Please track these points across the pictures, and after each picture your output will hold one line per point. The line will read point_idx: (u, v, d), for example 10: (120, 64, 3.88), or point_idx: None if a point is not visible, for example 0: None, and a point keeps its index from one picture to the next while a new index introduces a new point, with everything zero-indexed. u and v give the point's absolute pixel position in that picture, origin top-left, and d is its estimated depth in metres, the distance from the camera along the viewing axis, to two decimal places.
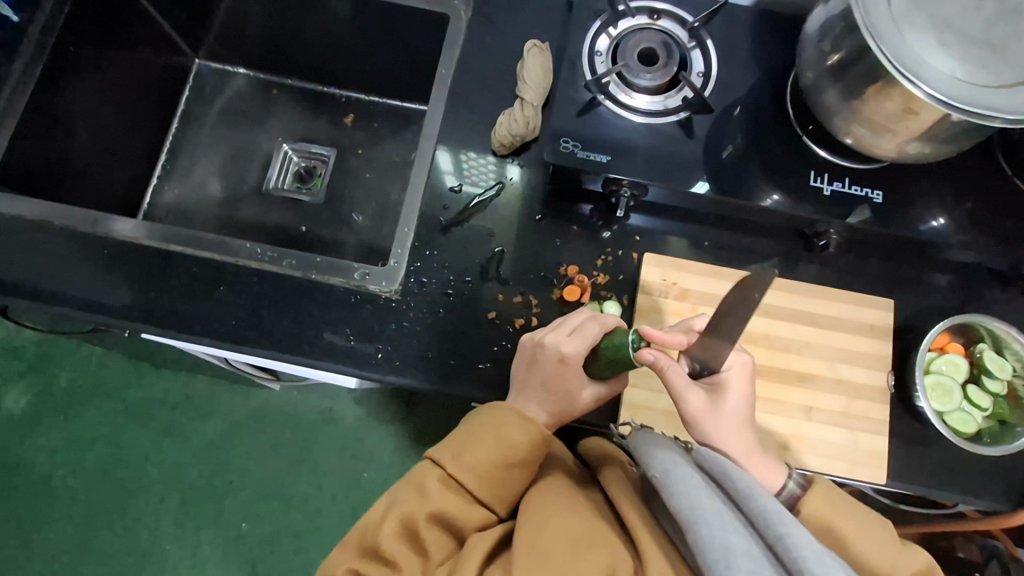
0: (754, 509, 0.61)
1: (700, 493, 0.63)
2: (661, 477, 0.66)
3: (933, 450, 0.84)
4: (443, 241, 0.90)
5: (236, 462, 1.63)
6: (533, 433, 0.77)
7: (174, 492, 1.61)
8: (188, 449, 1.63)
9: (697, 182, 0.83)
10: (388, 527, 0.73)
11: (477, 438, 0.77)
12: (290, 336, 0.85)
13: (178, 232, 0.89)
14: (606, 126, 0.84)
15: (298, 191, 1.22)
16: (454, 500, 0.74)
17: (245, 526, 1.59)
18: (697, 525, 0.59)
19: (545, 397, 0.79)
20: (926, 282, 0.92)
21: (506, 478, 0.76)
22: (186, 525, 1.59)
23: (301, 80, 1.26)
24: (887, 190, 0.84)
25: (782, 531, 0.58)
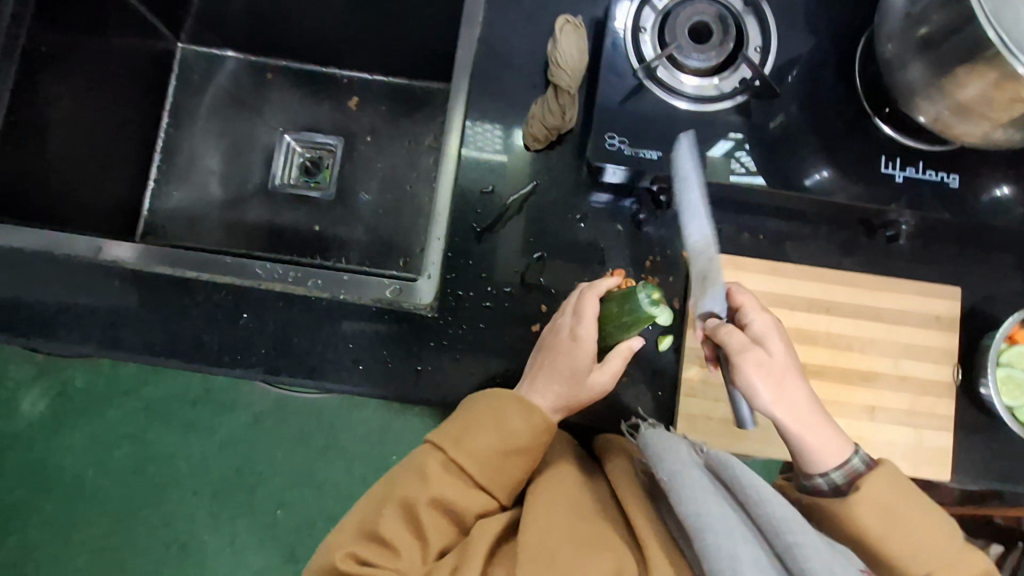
0: (762, 517, 0.58)
1: (708, 497, 0.59)
2: (668, 479, 0.63)
3: (997, 442, 0.82)
4: (477, 249, 0.83)
5: (263, 453, 1.54)
6: (535, 424, 0.72)
7: (207, 485, 1.54)
8: (214, 442, 1.55)
9: (715, 144, 0.76)
10: (387, 514, 0.69)
11: (475, 425, 0.72)
12: (325, 363, 0.81)
13: (187, 255, 0.78)
14: (654, 117, 0.76)
15: (307, 187, 1.13)
16: (455, 486, 0.70)
17: (279, 513, 1.53)
18: (704, 532, 0.56)
19: (560, 382, 0.74)
20: (996, 264, 0.86)
21: (507, 466, 0.71)
22: (222, 516, 1.53)
23: (297, 61, 1.14)
24: (964, 173, 0.77)
25: (791, 542, 0.55)
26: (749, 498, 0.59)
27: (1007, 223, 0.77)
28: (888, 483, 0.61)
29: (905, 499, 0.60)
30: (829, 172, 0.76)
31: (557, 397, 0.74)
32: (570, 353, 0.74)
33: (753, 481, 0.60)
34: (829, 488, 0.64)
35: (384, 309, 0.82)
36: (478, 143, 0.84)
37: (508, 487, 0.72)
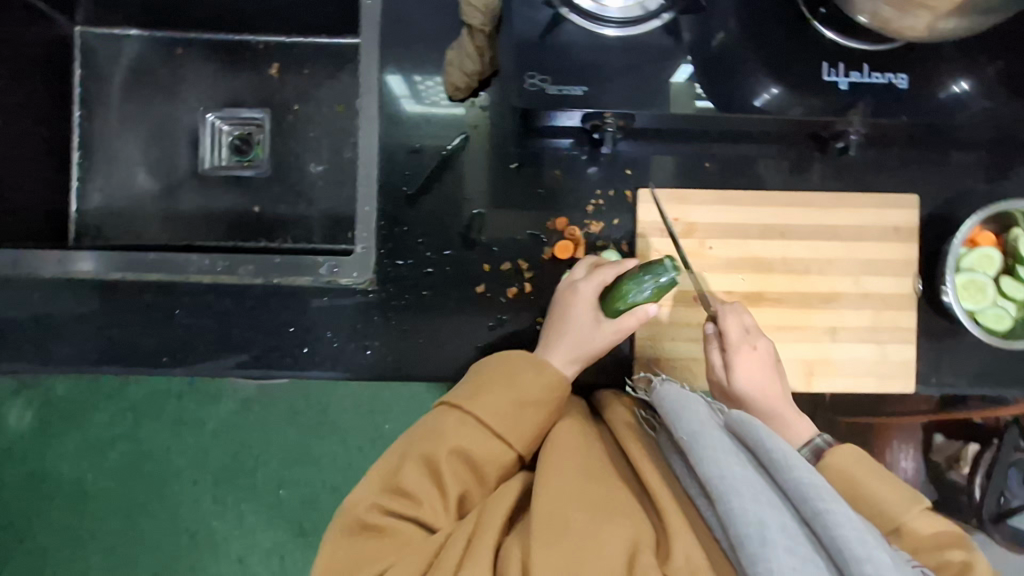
0: (789, 482, 0.56)
1: (733, 463, 0.58)
2: (690, 441, 0.61)
3: (961, 346, 0.81)
4: (410, 215, 0.79)
5: (258, 434, 1.48)
6: (555, 383, 0.72)
7: (206, 474, 1.48)
8: (209, 432, 1.48)
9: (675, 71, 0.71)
10: (407, 466, 0.67)
11: (493, 383, 0.71)
12: (269, 351, 0.79)
13: (112, 254, 0.74)
14: (575, 48, 0.69)
15: (240, 166, 1.07)
16: (473, 440, 0.68)
17: (282, 492, 1.48)
18: (729, 497, 0.56)
19: (560, 341, 0.74)
20: (953, 164, 0.83)
21: (524, 420, 0.70)
22: (227, 500, 1.48)
23: (207, 31, 1.06)
24: (914, 70, 0.71)
25: (821, 508, 0.54)
26: (776, 461, 0.57)
27: (965, 116, 0.73)
28: (847, 458, 0.67)
29: (868, 471, 0.66)
30: (777, 90, 0.71)
31: (567, 349, 0.73)
32: (581, 308, 0.73)
33: (777, 443, 0.59)
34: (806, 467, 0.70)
35: (323, 287, 0.78)
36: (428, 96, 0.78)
37: (530, 444, 0.72)
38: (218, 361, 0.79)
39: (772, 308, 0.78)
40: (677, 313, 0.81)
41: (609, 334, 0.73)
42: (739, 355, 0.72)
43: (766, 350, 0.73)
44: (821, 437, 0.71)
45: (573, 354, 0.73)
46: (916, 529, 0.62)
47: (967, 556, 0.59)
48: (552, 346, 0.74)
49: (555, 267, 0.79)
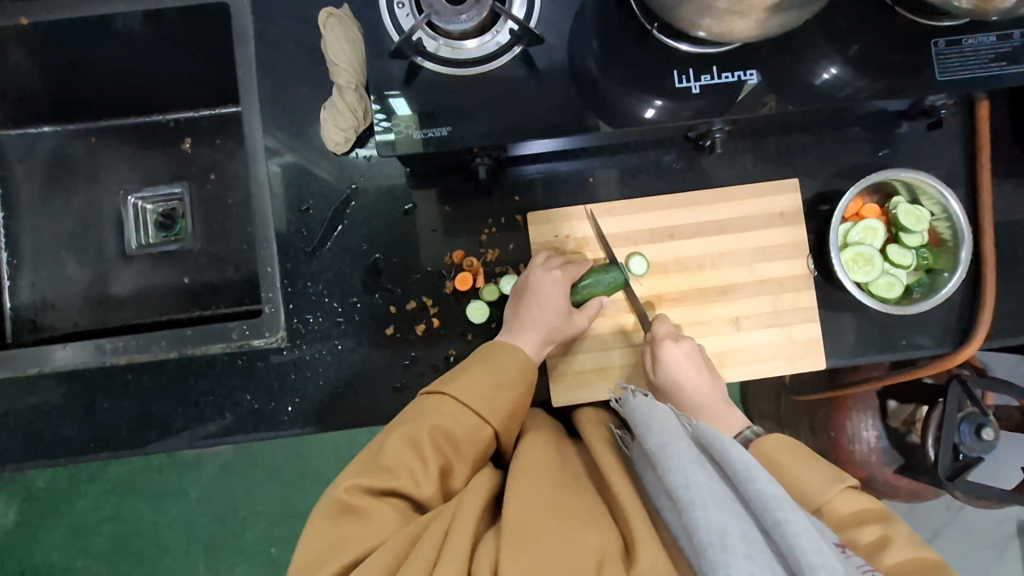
0: (751, 492, 0.55)
1: (697, 473, 0.56)
2: (658, 451, 0.60)
3: (868, 314, 0.83)
4: (311, 269, 0.82)
5: (240, 497, 1.48)
6: (528, 365, 0.73)
7: (195, 543, 1.48)
8: (191, 501, 1.48)
9: (550, 103, 0.74)
10: (390, 444, 0.65)
11: (475, 366, 0.71)
12: (192, 422, 0.81)
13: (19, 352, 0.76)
14: (435, 92, 0.73)
15: (166, 242, 1.10)
16: (457, 421, 0.68)
17: (274, 550, 1.47)
18: (693, 505, 0.53)
19: (539, 332, 0.76)
20: (829, 143, 0.86)
21: (506, 402, 0.70)
22: (220, 567, 1.48)
23: (118, 118, 1.10)
24: (761, 65, 0.75)
25: (781, 517, 0.52)
26: (739, 472, 0.56)
27: (821, 98, 0.76)
28: (778, 445, 0.68)
29: (796, 456, 0.66)
30: (662, 101, 0.75)
31: (542, 337, 0.75)
32: (550, 294, 0.76)
33: (741, 454, 0.57)
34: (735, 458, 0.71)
35: (235, 351, 0.80)
36: (318, 157, 0.83)
37: (509, 425, 0.71)
38: (141, 440, 0.81)
39: (673, 307, 0.81)
40: (614, 323, 0.82)
41: (578, 326, 0.78)
42: (666, 342, 0.75)
43: (695, 354, 0.76)
44: (750, 428, 0.72)
45: (550, 340, 0.76)
46: (834, 505, 0.63)
47: (885, 530, 0.60)
48: (524, 331, 0.75)
49: (459, 299, 0.82)
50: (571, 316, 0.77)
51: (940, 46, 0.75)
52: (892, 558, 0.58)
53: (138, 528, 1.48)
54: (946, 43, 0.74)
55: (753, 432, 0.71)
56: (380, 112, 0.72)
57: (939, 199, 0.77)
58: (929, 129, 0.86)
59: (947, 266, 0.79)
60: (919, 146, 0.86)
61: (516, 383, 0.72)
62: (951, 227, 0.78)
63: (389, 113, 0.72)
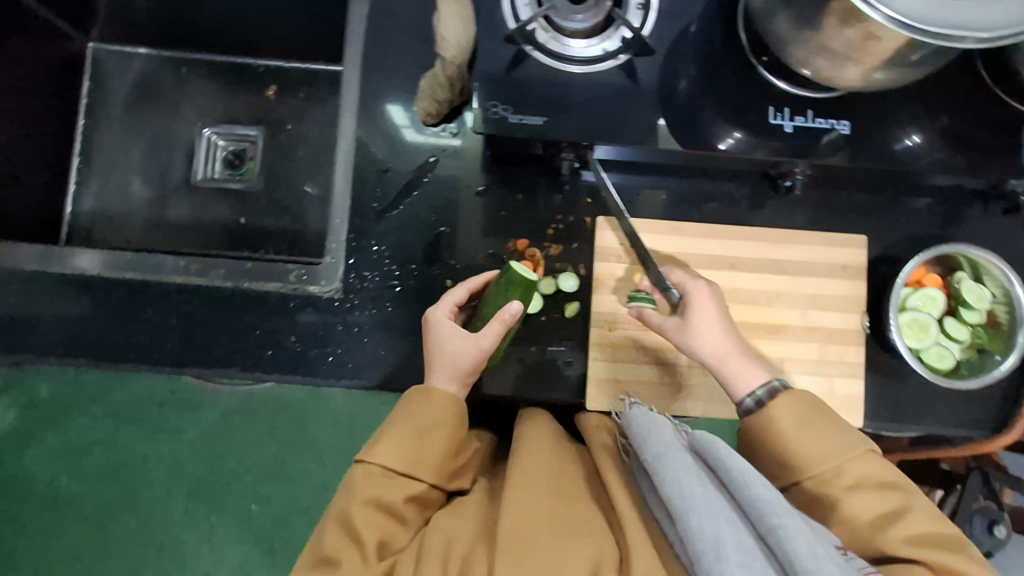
0: (747, 500, 0.57)
1: (694, 483, 0.58)
2: (653, 461, 0.61)
3: (909, 383, 0.83)
4: (378, 230, 0.83)
5: (235, 448, 1.48)
6: (447, 403, 0.73)
7: (180, 483, 1.47)
8: (185, 442, 1.48)
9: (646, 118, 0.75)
10: (327, 533, 0.65)
11: (393, 422, 0.71)
12: (232, 352, 0.82)
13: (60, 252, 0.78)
14: (536, 81, 0.75)
15: (230, 180, 1.13)
16: (384, 484, 0.67)
17: (255, 508, 1.47)
18: (688, 515, 0.56)
19: (443, 368, 0.74)
20: (900, 208, 0.87)
21: (431, 450, 0.70)
22: (198, 513, 1.47)
23: (210, 53, 1.13)
24: (854, 118, 0.76)
25: (776, 524, 0.55)
26: (735, 480, 0.59)
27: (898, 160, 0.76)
28: (800, 402, 0.68)
29: (812, 416, 0.67)
30: (743, 134, 0.76)
31: (443, 373, 0.74)
32: (449, 327, 0.75)
33: (737, 462, 0.59)
34: (757, 405, 0.70)
35: (289, 294, 0.81)
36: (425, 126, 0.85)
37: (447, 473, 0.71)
38: (179, 360, 0.82)
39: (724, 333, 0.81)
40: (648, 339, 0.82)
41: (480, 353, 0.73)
42: (696, 281, 0.75)
43: (714, 302, 0.74)
44: (781, 381, 0.71)
45: (453, 372, 0.74)
46: (849, 471, 0.64)
47: (906, 502, 0.63)
48: (434, 368, 0.75)
49: None
50: (471, 339, 0.74)
51: None
52: (909, 529, 0.61)
53: (128, 457, 1.48)
54: None
55: (782, 382, 0.70)
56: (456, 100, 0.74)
57: (1003, 283, 0.77)
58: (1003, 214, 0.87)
59: (1000, 350, 0.79)
60: (988, 229, 0.87)
61: (442, 428, 0.72)
62: (1009, 313, 0.78)
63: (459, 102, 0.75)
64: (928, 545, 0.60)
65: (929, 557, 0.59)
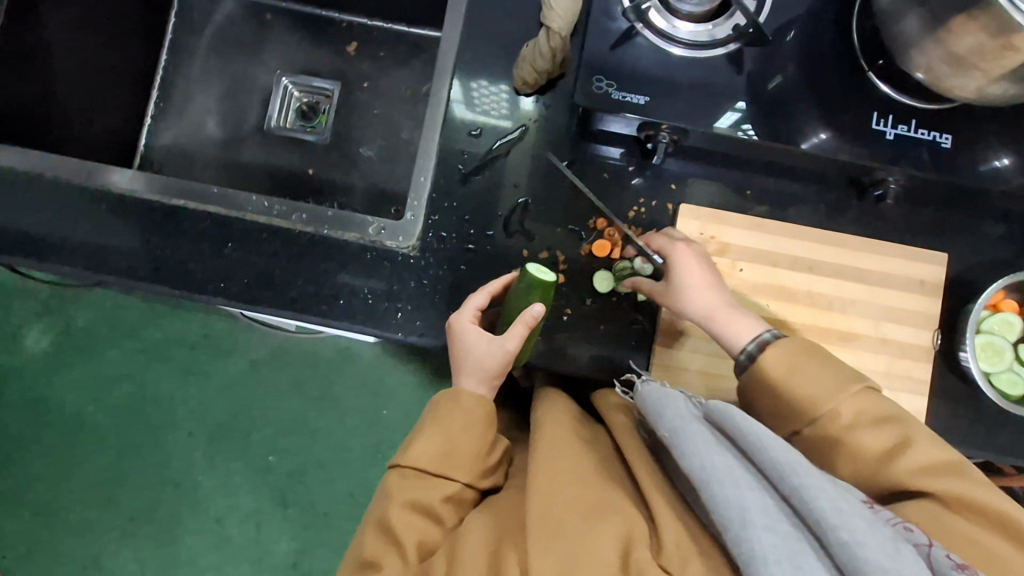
0: (766, 462, 0.56)
1: (712, 450, 0.57)
2: (672, 436, 0.61)
3: (975, 408, 0.82)
4: (461, 192, 0.84)
5: (262, 398, 1.50)
6: (477, 403, 0.75)
7: (203, 427, 1.49)
8: (213, 387, 1.50)
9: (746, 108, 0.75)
10: (368, 539, 0.68)
11: (422, 425, 0.74)
12: (304, 296, 0.83)
13: (179, 184, 0.79)
14: (642, 60, 0.75)
15: (302, 130, 1.13)
16: (419, 487, 0.70)
17: (272, 459, 1.48)
18: (710, 485, 0.56)
19: (470, 370, 0.75)
20: (983, 232, 0.86)
21: (461, 449, 0.73)
22: (217, 458, 1.48)
23: (297, 3, 1.14)
24: (957, 133, 0.75)
25: (797, 484, 0.54)
26: (750, 445, 0.57)
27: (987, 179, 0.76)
28: (791, 351, 0.68)
29: (806, 360, 0.67)
30: (826, 135, 0.75)
31: (471, 375, 0.75)
32: (473, 333, 0.75)
33: (753, 426, 0.58)
34: (750, 359, 0.70)
35: (366, 246, 0.82)
36: (484, 107, 0.85)
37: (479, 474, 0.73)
38: (253, 297, 0.83)
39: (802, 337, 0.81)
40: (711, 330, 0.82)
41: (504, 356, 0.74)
42: (676, 243, 0.76)
43: (696, 261, 0.75)
44: (770, 333, 0.71)
45: (478, 374, 0.75)
46: (845, 411, 0.64)
47: (906, 434, 0.62)
48: (461, 372, 0.76)
49: (590, 262, 0.84)
50: (495, 341, 0.74)
51: None
52: (911, 462, 0.61)
53: (156, 395, 1.50)
54: None
55: (771, 335, 0.70)
56: None
57: None
58: None
59: None
60: None
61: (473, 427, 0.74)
62: None
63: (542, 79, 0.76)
64: (931, 473, 0.60)
65: (934, 487, 0.59)
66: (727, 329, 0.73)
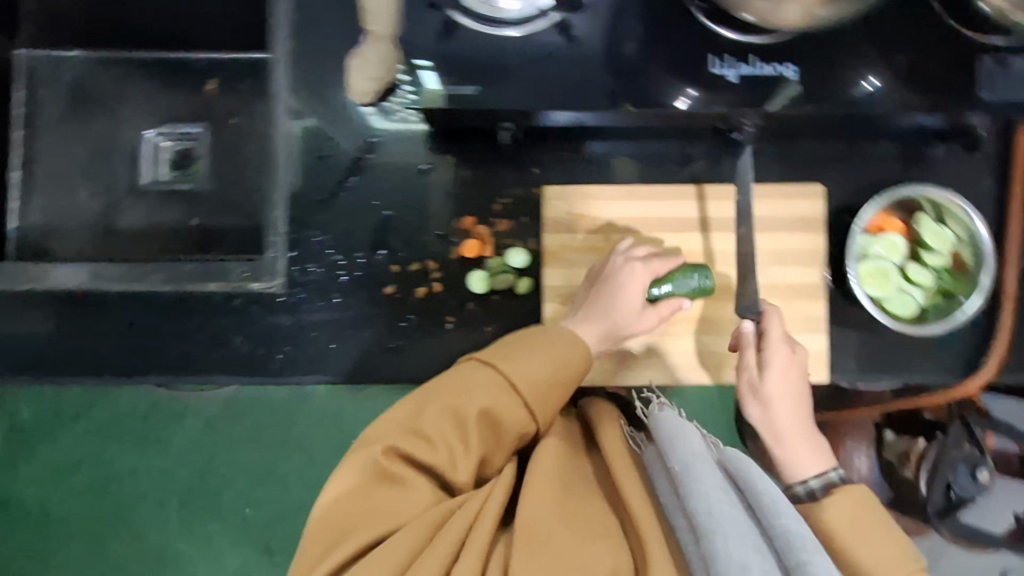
0: (777, 527, 0.56)
1: (723, 499, 0.57)
2: (683, 473, 0.61)
3: (874, 335, 0.82)
4: (319, 220, 0.81)
5: (223, 453, 1.39)
6: (582, 361, 0.71)
7: (172, 495, 1.38)
8: (171, 453, 1.39)
9: (582, 78, 0.72)
10: (427, 417, 0.66)
11: (535, 351, 0.70)
12: (182, 356, 0.82)
13: (107, 269, 0.76)
14: (466, 45, 0.70)
15: (179, 181, 1.09)
16: (500, 402, 0.67)
17: (248, 511, 1.39)
18: (714, 534, 0.54)
19: (605, 328, 0.73)
20: (859, 155, 0.84)
21: (549, 395, 0.69)
22: (192, 524, 1.37)
23: (145, 50, 1.09)
24: (804, 62, 0.72)
25: (803, 558, 0.53)
26: (763, 503, 0.58)
27: (842, 103, 0.73)
28: (856, 501, 0.64)
29: (862, 519, 0.63)
30: (699, 92, 0.72)
31: (601, 329, 0.73)
32: (633, 288, 0.74)
33: (770, 488, 0.59)
34: (811, 496, 0.68)
35: (232, 293, 0.80)
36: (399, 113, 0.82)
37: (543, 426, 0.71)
38: (133, 366, 0.82)
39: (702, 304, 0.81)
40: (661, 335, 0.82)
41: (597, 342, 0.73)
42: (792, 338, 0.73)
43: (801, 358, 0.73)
44: (837, 473, 0.69)
45: (610, 335, 0.73)
46: None
47: None
48: (587, 322, 0.73)
49: (464, 266, 0.82)
50: (651, 314, 0.75)
51: (987, 64, 0.73)
52: None
53: (116, 474, 1.38)
54: (993, 61, 0.73)
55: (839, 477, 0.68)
56: (407, 78, 0.72)
57: (965, 223, 0.76)
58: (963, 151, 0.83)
59: (966, 292, 0.76)
60: (951, 171, 0.84)
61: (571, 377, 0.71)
62: (974, 253, 0.76)
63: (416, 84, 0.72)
64: None
65: None
66: (797, 449, 0.71)
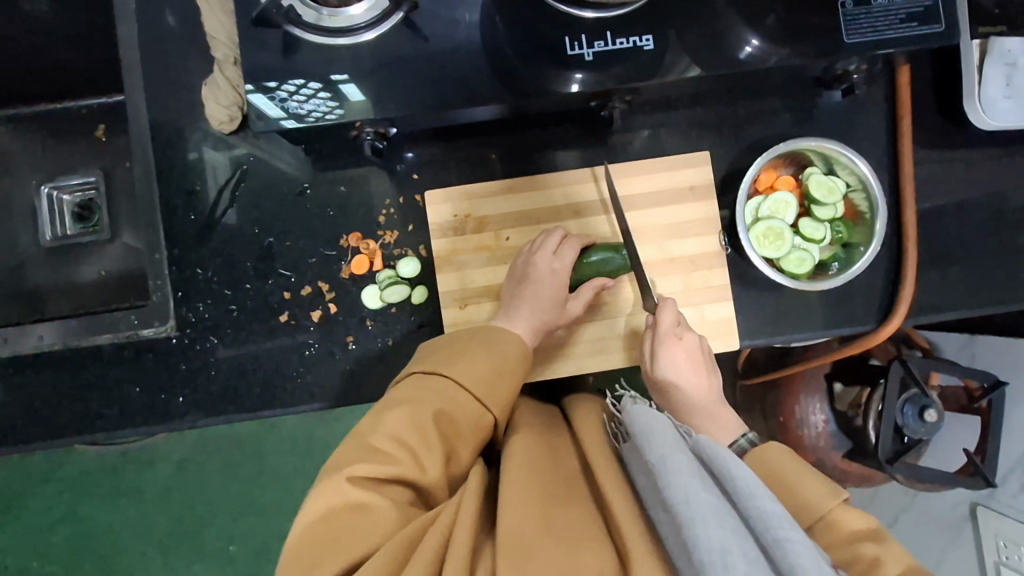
0: (751, 510, 0.46)
1: (699, 486, 0.47)
2: (657, 467, 0.50)
3: (781, 294, 0.80)
4: (200, 256, 0.81)
5: (200, 493, 1.35)
6: (522, 353, 0.70)
7: (151, 541, 1.36)
8: (147, 500, 1.35)
9: (434, 77, 0.70)
10: (389, 423, 0.61)
11: (474, 351, 0.68)
12: (83, 415, 0.80)
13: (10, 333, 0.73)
14: (310, 62, 0.69)
15: (83, 234, 1.06)
16: (454, 401, 0.64)
17: (233, 548, 1.35)
18: (694, 524, 0.44)
19: (535, 314, 0.73)
20: (743, 114, 0.82)
21: (497, 388, 0.67)
22: (177, 568, 1.35)
23: (26, 105, 1.06)
24: (660, 31, 0.69)
25: (780, 538, 0.44)
26: (736, 485, 0.48)
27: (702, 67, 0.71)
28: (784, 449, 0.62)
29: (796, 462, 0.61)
30: (583, 74, 0.70)
31: (526, 318, 0.73)
32: (553, 276, 0.74)
33: (741, 468, 0.49)
34: None
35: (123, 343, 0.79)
36: None
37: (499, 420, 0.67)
38: (34, 434, 0.79)
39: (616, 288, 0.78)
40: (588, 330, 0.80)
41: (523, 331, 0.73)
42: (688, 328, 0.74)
43: (693, 342, 0.73)
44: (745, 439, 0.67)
45: (538, 323, 0.73)
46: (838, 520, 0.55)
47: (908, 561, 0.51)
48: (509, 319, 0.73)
49: (357, 282, 0.81)
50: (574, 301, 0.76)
51: (849, 6, 0.70)
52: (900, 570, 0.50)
53: (95, 528, 1.36)
54: (854, 2, 0.70)
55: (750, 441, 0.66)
56: (334, 98, 0.71)
57: (852, 169, 0.74)
58: (844, 95, 0.81)
59: (863, 240, 0.76)
60: (837, 117, 0.82)
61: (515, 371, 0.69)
62: (867, 199, 0.75)
63: (340, 100, 0.71)
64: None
65: None
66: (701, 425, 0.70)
